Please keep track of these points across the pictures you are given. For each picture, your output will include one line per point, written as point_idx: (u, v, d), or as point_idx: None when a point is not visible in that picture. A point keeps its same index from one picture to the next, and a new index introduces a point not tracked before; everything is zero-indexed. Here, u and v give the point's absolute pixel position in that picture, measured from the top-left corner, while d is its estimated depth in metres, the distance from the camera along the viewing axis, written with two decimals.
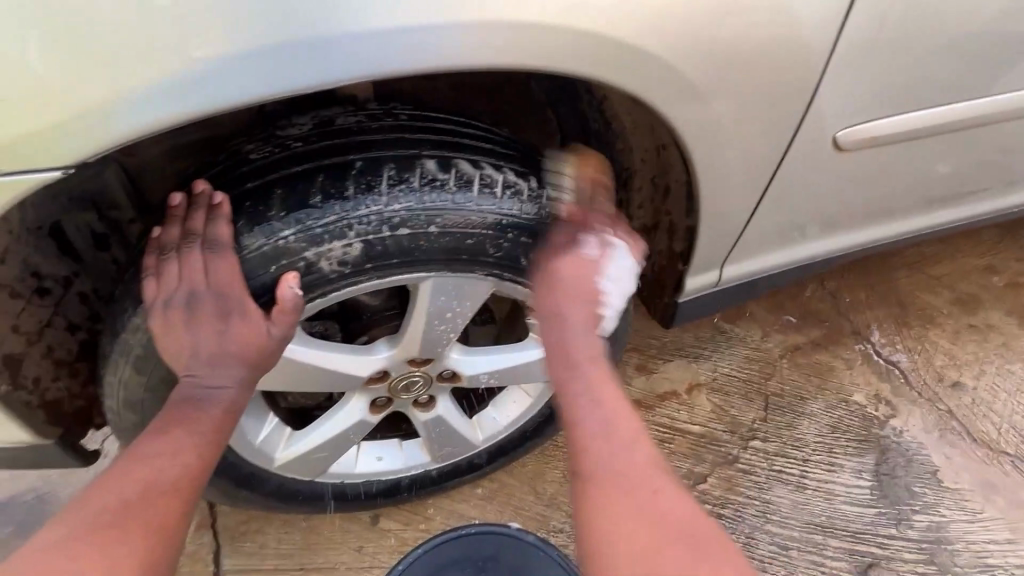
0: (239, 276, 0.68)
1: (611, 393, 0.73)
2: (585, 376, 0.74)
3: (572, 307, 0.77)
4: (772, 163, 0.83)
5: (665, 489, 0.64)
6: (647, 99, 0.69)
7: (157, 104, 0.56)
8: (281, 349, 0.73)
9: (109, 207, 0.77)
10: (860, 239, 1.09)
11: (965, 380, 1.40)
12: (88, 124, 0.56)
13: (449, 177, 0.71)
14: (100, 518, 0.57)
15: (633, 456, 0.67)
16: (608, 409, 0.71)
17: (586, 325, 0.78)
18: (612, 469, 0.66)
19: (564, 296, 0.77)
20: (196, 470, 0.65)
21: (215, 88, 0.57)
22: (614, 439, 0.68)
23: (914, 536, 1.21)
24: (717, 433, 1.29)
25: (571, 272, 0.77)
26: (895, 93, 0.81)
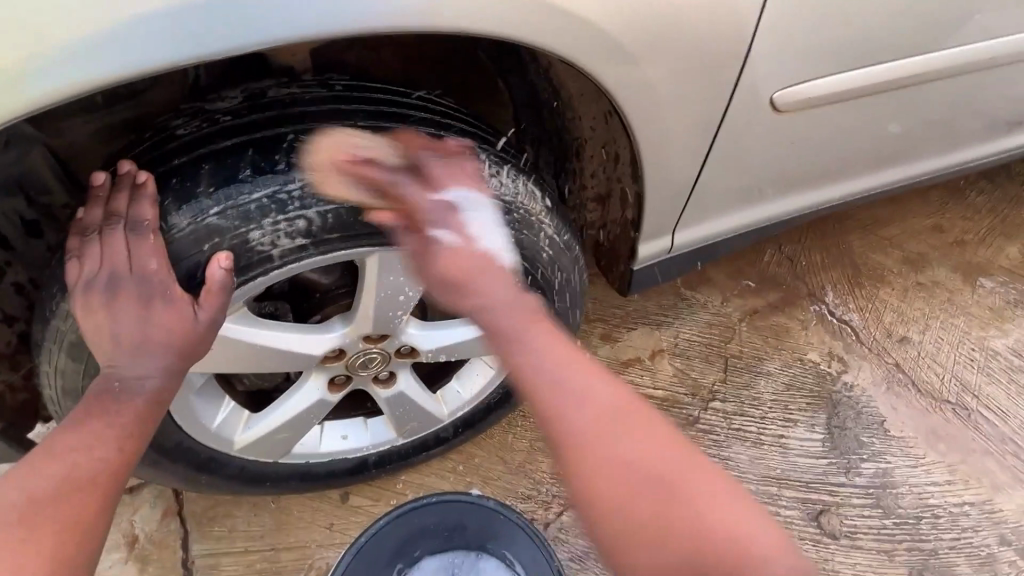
0: (166, 256, 0.67)
1: (559, 349, 0.60)
2: (525, 342, 0.60)
3: (477, 283, 0.64)
4: (715, 125, 0.84)
5: (635, 428, 0.56)
6: (583, 63, 0.69)
7: (58, 73, 0.53)
8: (211, 335, 0.70)
9: (41, 193, 0.73)
10: (809, 201, 1.11)
11: (912, 335, 1.47)
12: (5, 86, 0.53)
13: (385, 147, 0.70)
14: (5, 518, 0.54)
15: (592, 419, 0.56)
16: (546, 351, 0.59)
17: (501, 288, 0.64)
18: (573, 423, 0.56)
19: (460, 276, 0.65)
20: (121, 461, 0.62)
21: (123, 54, 0.54)
22: (566, 387, 0.57)
23: (862, 482, 1.28)
24: (679, 396, 1.33)
25: (451, 250, 0.65)
26: (829, 53, 0.82)
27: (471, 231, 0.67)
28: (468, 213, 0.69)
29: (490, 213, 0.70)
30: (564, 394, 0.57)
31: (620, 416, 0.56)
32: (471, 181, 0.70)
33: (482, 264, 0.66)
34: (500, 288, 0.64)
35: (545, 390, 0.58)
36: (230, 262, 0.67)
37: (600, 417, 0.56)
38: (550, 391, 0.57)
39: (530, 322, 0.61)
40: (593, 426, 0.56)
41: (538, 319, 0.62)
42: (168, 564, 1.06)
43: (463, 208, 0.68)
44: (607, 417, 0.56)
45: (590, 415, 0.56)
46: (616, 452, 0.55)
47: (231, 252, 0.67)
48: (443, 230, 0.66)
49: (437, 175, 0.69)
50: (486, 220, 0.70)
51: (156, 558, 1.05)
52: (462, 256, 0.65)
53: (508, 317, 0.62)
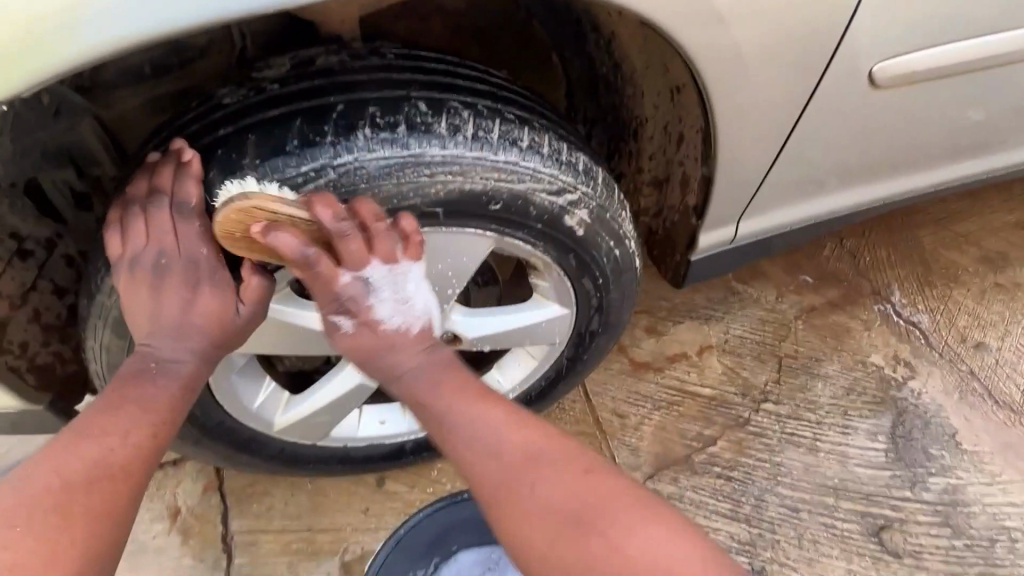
0: (213, 244, 0.66)
1: (469, 395, 0.70)
2: (447, 398, 0.70)
3: (388, 356, 0.72)
4: (800, 101, 0.76)
5: (549, 468, 0.64)
6: (663, 28, 0.62)
7: (102, 26, 0.50)
8: (246, 330, 0.70)
9: (91, 165, 0.72)
10: (886, 191, 1.02)
11: (989, 341, 1.35)
12: (55, 38, 0.50)
13: (439, 119, 0.65)
14: (43, 502, 0.56)
15: (504, 452, 0.66)
16: (478, 408, 0.69)
17: (411, 356, 0.72)
18: (484, 470, 0.65)
19: (373, 351, 0.72)
20: (147, 453, 0.63)
21: (177, 6, 0.51)
22: (480, 443, 0.67)
23: (929, 499, 1.18)
24: (727, 396, 1.26)
25: (363, 333, 0.71)
26: (938, 20, 0.73)
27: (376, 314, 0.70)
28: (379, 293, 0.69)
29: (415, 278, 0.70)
30: (486, 449, 0.66)
31: (543, 456, 0.65)
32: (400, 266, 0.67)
33: (393, 339, 0.72)
34: (407, 356, 0.72)
35: (457, 438, 0.68)
36: (262, 262, 0.67)
37: (494, 457, 0.66)
38: (472, 450, 0.67)
39: (451, 381, 0.72)
40: (512, 470, 0.65)
41: (455, 382, 0.71)
42: (208, 538, 1.07)
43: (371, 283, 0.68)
44: (522, 464, 0.65)
45: (508, 462, 0.65)
46: (528, 491, 0.63)
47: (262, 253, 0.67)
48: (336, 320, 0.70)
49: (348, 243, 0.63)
50: (405, 287, 0.70)
51: (197, 531, 1.07)
52: (378, 342, 0.71)
53: (425, 384, 0.72)
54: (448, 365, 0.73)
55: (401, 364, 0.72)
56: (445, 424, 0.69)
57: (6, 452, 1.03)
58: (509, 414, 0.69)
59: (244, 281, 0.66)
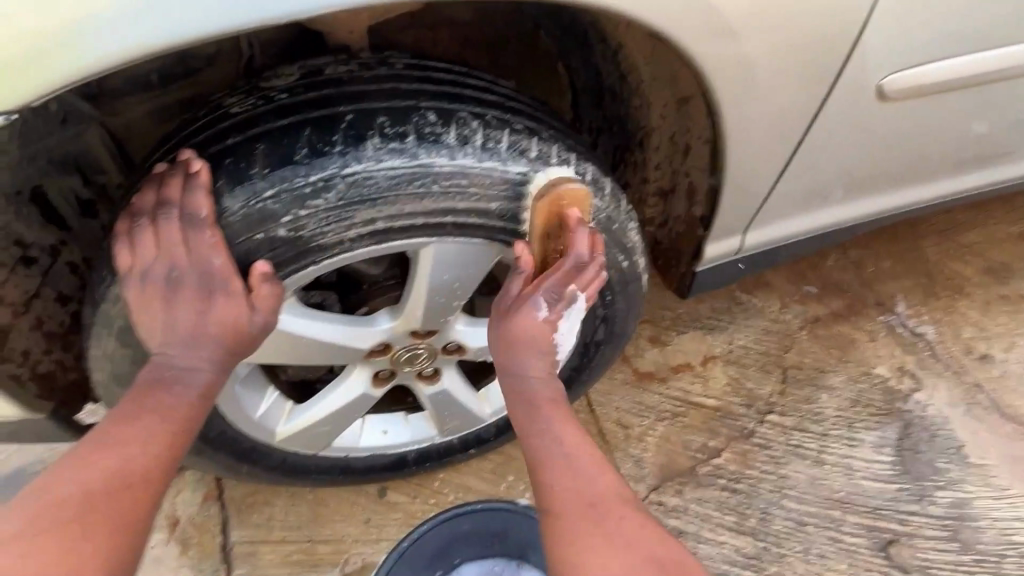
0: (227, 253, 0.64)
1: (565, 420, 0.70)
2: (548, 415, 0.69)
3: (526, 356, 0.72)
4: (808, 113, 0.76)
5: (634, 514, 0.62)
6: (673, 40, 0.62)
7: (114, 36, 0.50)
8: (260, 337, 0.69)
9: (97, 173, 0.73)
10: (891, 202, 1.01)
11: (995, 352, 1.34)
12: (65, 48, 0.50)
13: (449, 128, 0.65)
14: (62, 510, 0.55)
15: (585, 477, 0.64)
16: (572, 433, 0.68)
17: (540, 365, 0.72)
18: (565, 486, 0.64)
19: (519, 343, 0.71)
20: (167, 462, 0.62)
21: (188, 17, 0.51)
22: (573, 463, 0.65)
23: (937, 512, 1.17)
24: (732, 407, 1.25)
25: (535, 327, 0.71)
26: (945, 34, 0.73)
27: (556, 325, 0.72)
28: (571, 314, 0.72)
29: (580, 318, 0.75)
30: (573, 471, 0.65)
31: (618, 498, 0.63)
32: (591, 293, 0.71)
33: (542, 342, 0.72)
34: (534, 364, 0.72)
35: (543, 451, 0.67)
36: (269, 271, 0.65)
37: (573, 479, 0.64)
38: (561, 465, 0.65)
39: (555, 405, 0.71)
40: (587, 498, 0.62)
41: (557, 407, 0.71)
42: (207, 549, 1.05)
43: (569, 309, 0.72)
44: (603, 496, 0.63)
45: (585, 488, 0.63)
46: (612, 524, 0.60)
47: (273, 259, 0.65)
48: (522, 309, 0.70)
49: (582, 267, 0.69)
50: (575, 324, 0.75)
51: (197, 542, 1.05)
52: (534, 341, 0.71)
53: (537, 398, 0.71)
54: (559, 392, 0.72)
55: (528, 367, 0.72)
56: (534, 436, 0.68)
57: (4, 460, 1.02)
58: (597, 452, 0.67)
59: (253, 290, 0.65)
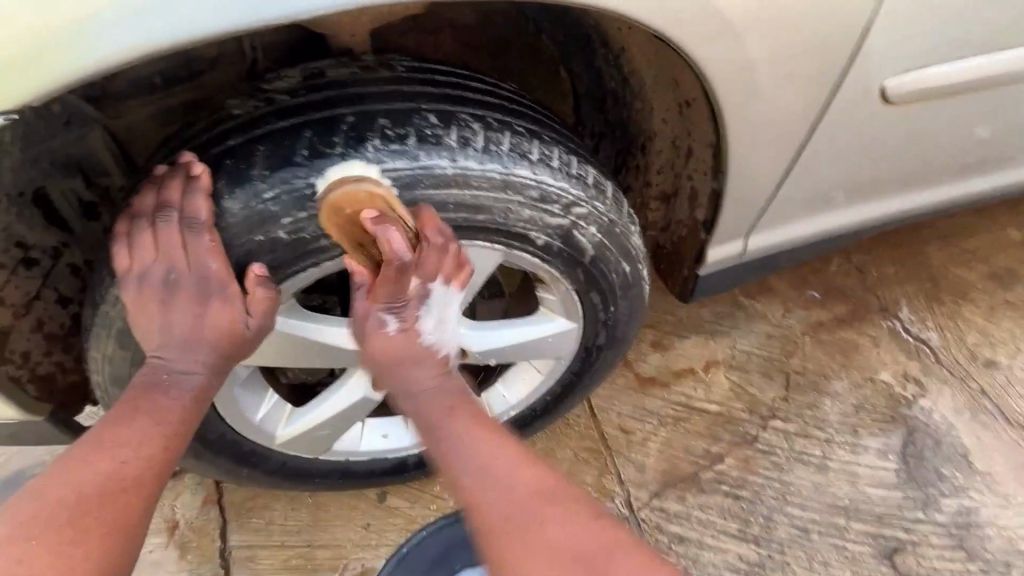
0: (224, 259, 0.65)
1: (480, 427, 0.70)
2: (460, 429, 0.70)
3: (412, 368, 0.73)
4: (809, 119, 0.76)
5: (564, 510, 0.64)
6: (674, 42, 0.62)
7: (111, 39, 0.50)
8: (256, 340, 0.69)
9: (98, 173, 0.72)
10: (894, 207, 1.01)
11: (1000, 359, 1.33)
12: (62, 50, 0.50)
13: (450, 131, 0.65)
14: (56, 514, 0.56)
15: (514, 489, 0.65)
16: (485, 444, 0.68)
17: (430, 375, 0.74)
18: (498, 503, 0.64)
19: (404, 360, 0.73)
20: (160, 464, 0.62)
21: (186, 19, 0.51)
22: (493, 474, 0.66)
23: (942, 520, 1.16)
24: (735, 413, 1.24)
25: (401, 338, 0.72)
26: (948, 37, 0.73)
27: (419, 325, 0.73)
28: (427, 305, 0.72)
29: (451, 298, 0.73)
30: (496, 484, 0.65)
31: (554, 498, 0.65)
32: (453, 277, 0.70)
33: (418, 351, 0.73)
34: (426, 376, 0.74)
35: (464, 471, 0.67)
36: (265, 274, 0.66)
37: (503, 493, 0.65)
38: (483, 480, 0.66)
39: (462, 415, 0.72)
40: (522, 508, 0.63)
41: (466, 415, 0.72)
42: (206, 553, 1.05)
43: (428, 302, 0.72)
44: (538, 499, 0.64)
45: (517, 499, 0.64)
46: (541, 530, 0.62)
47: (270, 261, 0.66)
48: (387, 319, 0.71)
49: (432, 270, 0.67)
50: (444, 307, 0.74)
51: (195, 546, 1.05)
52: (410, 348, 0.73)
53: (437, 410, 0.72)
54: (457, 395, 0.74)
55: (421, 383, 0.73)
56: (450, 454, 0.69)
57: (4, 462, 1.01)
58: (521, 456, 0.68)
59: (248, 293, 0.65)
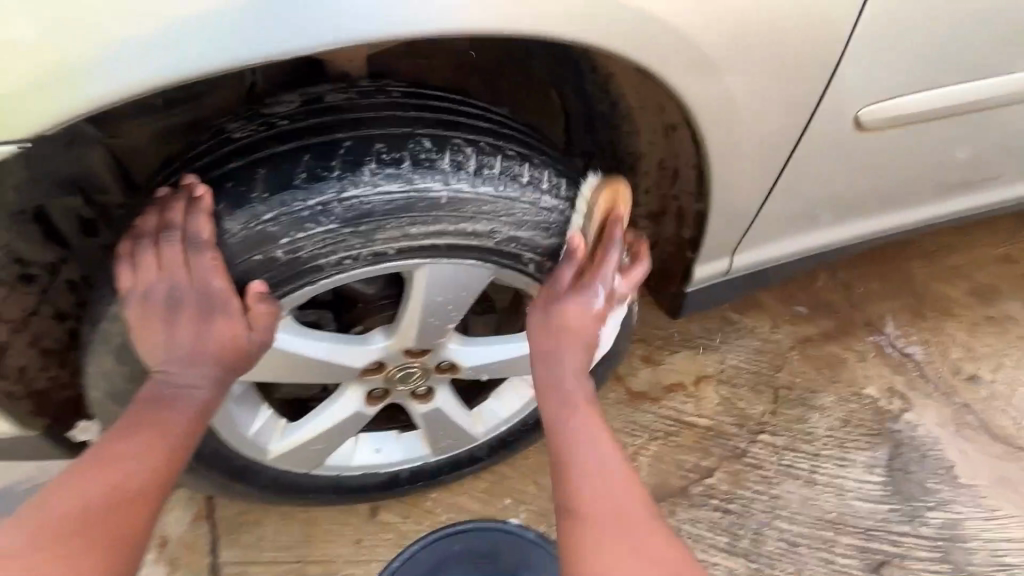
0: (227, 275, 0.66)
1: (609, 441, 0.68)
2: (588, 427, 0.68)
3: (573, 351, 0.72)
4: (787, 145, 0.79)
5: (677, 545, 0.60)
6: (656, 72, 0.65)
7: (113, 73, 0.52)
8: (258, 352, 0.71)
9: (96, 191, 0.73)
10: (875, 226, 1.04)
11: (982, 373, 1.36)
12: (65, 83, 0.52)
13: (443, 154, 0.68)
14: (60, 526, 0.56)
15: (626, 506, 0.62)
16: (613, 456, 0.66)
17: (585, 364, 0.73)
18: (603, 510, 0.62)
19: (577, 335, 0.72)
20: (164, 475, 0.63)
21: (186, 53, 0.52)
22: (608, 486, 0.63)
23: (928, 533, 1.17)
24: (724, 426, 1.26)
25: (584, 315, 0.72)
26: (918, 68, 0.77)
27: (607, 317, 0.76)
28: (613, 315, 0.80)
29: (620, 318, 0.85)
30: (614, 490, 0.63)
31: (662, 541, 0.60)
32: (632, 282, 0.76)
33: (592, 338, 0.74)
34: (582, 366, 0.73)
35: (581, 465, 0.65)
36: (265, 290, 0.67)
37: (611, 505, 0.62)
38: (599, 480, 0.64)
39: (596, 419, 0.70)
40: (626, 529, 0.60)
41: (604, 426, 0.69)
42: (196, 569, 1.04)
43: (616, 305, 0.76)
44: (642, 531, 0.60)
45: (624, 518, 0.61)
46: (648, 552, 0.59)
47: (268, 279, 0.68)
48: (598, 292, 0.72)
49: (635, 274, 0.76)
50: (617, 320, 0.84)
51: (185, 562, 1.04)
52: (585, 335, 0.73)
53: (579, 408, 0.70)
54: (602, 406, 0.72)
55: (573, 368, 0.72)
56: (573, 446, 0.67)
57: None
58: (644, 488, 0.65)
59: (249, 308, 0.67)
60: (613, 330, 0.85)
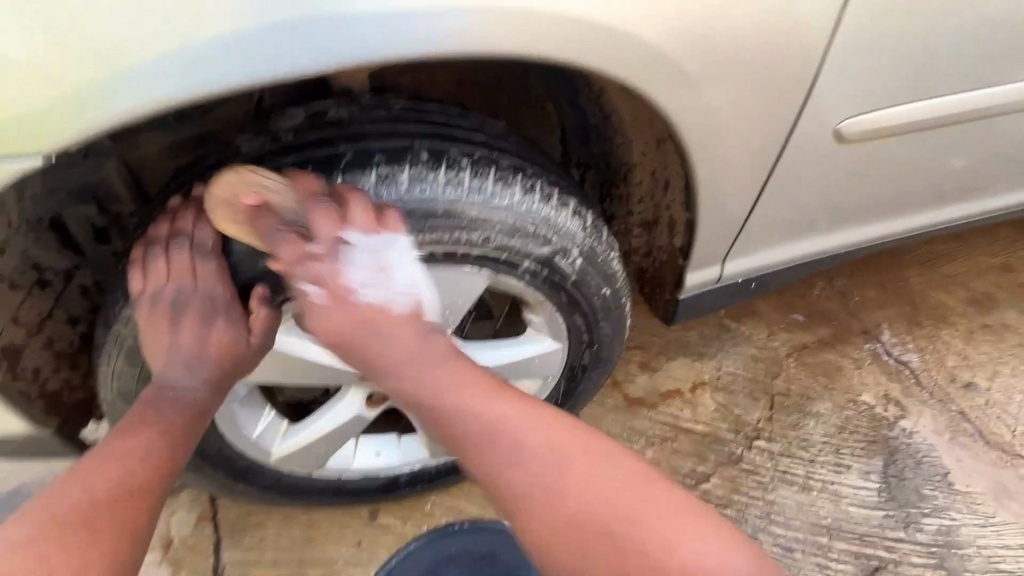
0: (229, 281, 0.71)
1: (485, 389, 0.69)
2: (457, 393, 0.69)
3: (376, 339, 0.69)
4: (772, 157, 0.82)
5: (594, 465, 0.64)
6: (642, 89, 0.68)
7: (126, 96, 0.55)
8: (255, 357, 0.74)
9: (110, 202, 0.78)
10: (867, 235, 1.06)
11: (978, 381, 1.37)
12: (79, 106, 0.55)
13: (440, 167, 0.71)
14: (71, 516, 0.58)
15: (529, 452, 0.65)
16: (496, 405, 0.68)
17: (407, 338, 0.70)
18: (516, 466, 0.64)
19: (353, 335, 0.70)
20: (166, 475, 0.66)
21: (193, 78, 0.55)
22: (506, 437, 0.66)
23: (923, 540, 1.18)
24: (721, 433, 1.27)
25: (330, 311, 0.69)
26: (898, 83, 0.79)
27: (352, 285, 0.69)
28: (364, 257, 0.67)
29: (403, 247, 0.68)
30: (524, 457, 0.65)
31: (570, 448, 0.65)
32: (341, 225, 0.64)
33: (372, 319, 0.69)
34: (401, 347, 0.70)
35: (479, 441, 0.66)
36: (267, 294, 0.72)
37: (521, 454, 0.65)
38: (510, 455, 0.65)
39: (458, 372, 0.70)
40: (540, 465, 0.64)
41: (476, 378, 0.70)
42: (200, 569, 1.06)
43: (350, 249, 0.66)
44: (552, 457, 0.64)
45: (531, 457, 0.64)
46: (572, 496, 0.63)
47: (270, 283, 0.71)
48: (308, 287, 0.68)
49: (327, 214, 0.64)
50: (396, 256, 0.68)
51: (189, 563, 1.07)
52: (364, 324, 0.69)
53: (452, 391, 0.69)
54: (454, 354, 0.71)
55: (398, 358, 0.70)
56: (461, 425, 0.67)
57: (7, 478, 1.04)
58: (532, 409, 0.68)
59: (251, 312, 0.72)
60: (412, 271, 0.70)
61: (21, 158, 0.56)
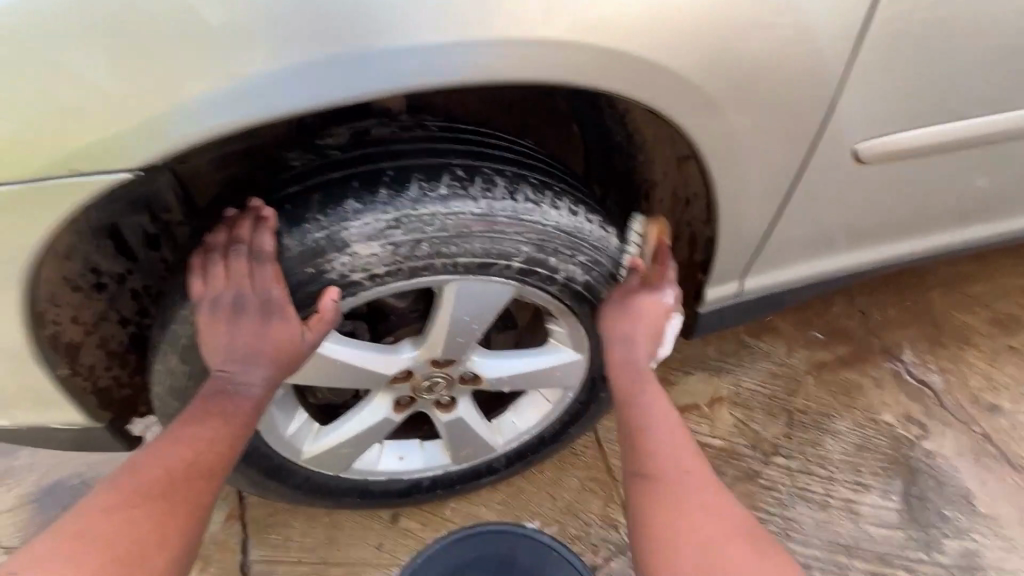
0: (284, 284, 0.75)
1: (660, 402, 0.82)
2: (634, 392, 0.82)
3: (627, 354, 0.85)
4: (792, 175, 0.85)
5: (709, 489, 0.73)
6: (667, 113, 0.72)
7: (191, 122, 0.60)
8: (308, 355, 0.79)
9: (162, 211, 0.81)
10: (888, 253, 1.07)
11: (1003, 403, 1.35)
12: (150, 132, 0.60)
13: (475, 183, 0.75)
14: (152, 490, 0.66)
15: (683, 454, 0.76)
16: (661, 416, 0.80)
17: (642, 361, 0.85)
18: (658, 453, 0.76)
19: (624, 345, 0.85)
20: (228, 458, 0.73)
21: (251, 105, 0.60)
22: (664, 436, 0.78)
23: (944, 562, 1.17)
24: (739, 448, 1.28)
25: (641, 323, 0.85)
26: (915, 108, 0.82)
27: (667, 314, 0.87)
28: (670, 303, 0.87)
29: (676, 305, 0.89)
30: (674, 454, 0.76)
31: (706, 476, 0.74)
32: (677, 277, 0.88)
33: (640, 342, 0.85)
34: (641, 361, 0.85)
35: (643, 425, 0.79)
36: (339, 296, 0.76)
37: (671, 455, 0.76)
38: (658, 444, 0.77)
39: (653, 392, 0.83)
40: (682, 471, 0.74)
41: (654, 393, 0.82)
42: (228, 565, 1.10)
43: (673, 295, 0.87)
44: (701, 473, 0.74)
45: (680, 459, 0.75)
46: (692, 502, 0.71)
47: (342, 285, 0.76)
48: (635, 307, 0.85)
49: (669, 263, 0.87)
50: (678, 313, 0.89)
51: (217, 559, 1.11)
52: (626, 339, 0.85)
53: (644, 386, 0.83)
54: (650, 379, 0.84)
55: (631, 361, 0.84)
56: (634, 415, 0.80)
57: None
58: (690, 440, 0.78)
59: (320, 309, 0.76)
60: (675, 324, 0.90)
61: (94, 176, 0.62)
